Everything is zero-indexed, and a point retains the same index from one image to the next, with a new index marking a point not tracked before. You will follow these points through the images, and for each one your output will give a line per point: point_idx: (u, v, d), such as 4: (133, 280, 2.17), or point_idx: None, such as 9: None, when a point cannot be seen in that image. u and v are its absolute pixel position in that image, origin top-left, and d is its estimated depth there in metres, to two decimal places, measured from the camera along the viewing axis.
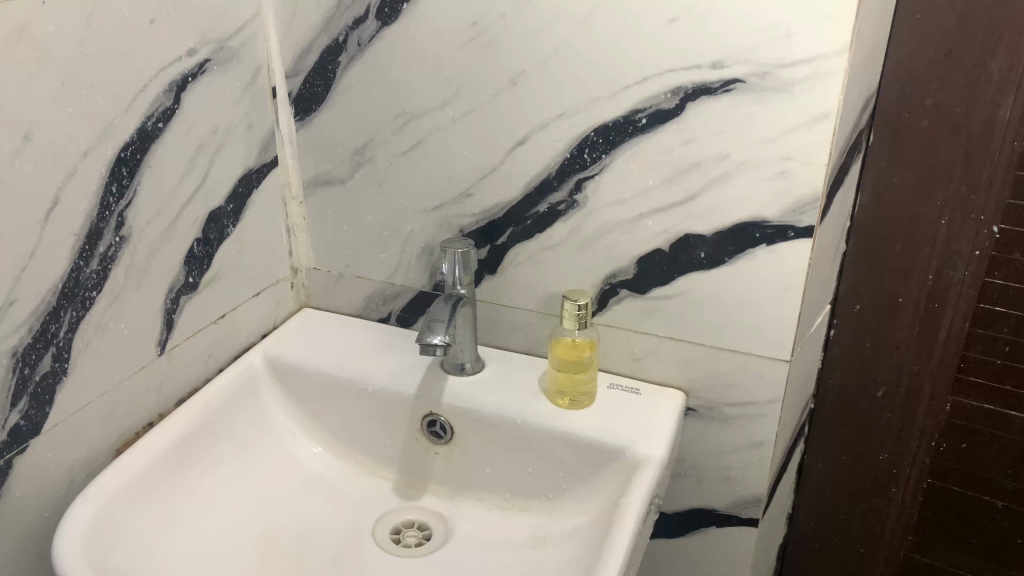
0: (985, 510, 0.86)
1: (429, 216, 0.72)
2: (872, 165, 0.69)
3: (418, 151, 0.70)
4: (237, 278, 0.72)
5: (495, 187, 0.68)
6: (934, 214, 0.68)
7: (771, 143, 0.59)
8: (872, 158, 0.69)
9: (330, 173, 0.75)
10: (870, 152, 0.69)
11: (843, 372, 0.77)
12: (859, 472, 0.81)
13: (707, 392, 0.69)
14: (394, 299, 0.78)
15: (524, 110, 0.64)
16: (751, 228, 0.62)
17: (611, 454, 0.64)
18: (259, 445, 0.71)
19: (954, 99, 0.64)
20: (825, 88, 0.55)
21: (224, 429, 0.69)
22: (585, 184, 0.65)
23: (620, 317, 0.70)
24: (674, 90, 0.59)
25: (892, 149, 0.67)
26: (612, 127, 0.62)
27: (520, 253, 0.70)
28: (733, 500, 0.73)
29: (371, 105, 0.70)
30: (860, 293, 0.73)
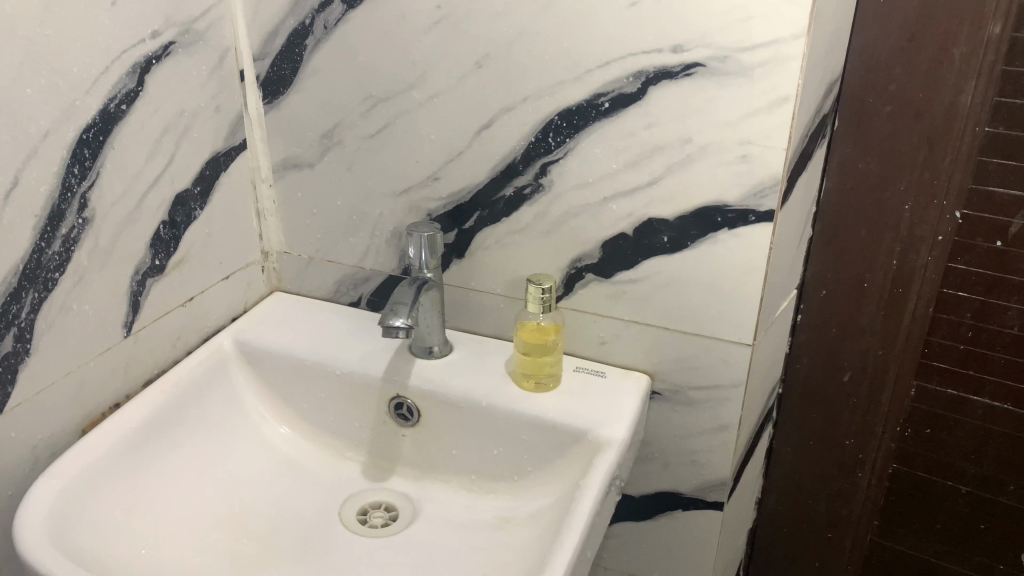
0: (950, 496, 0.82)
1: (397, 200, 0.72)
2: (837, 150, 0.69)
3: (385, 135, 0.70)
4: (205, 261, 0.72)
5: (462, 171, 0.69)
6: (897, 199, 0.69)
7: (732, 127, 0.59)
8: (837, 143, 0.69)
9: (299, 156, 0.75)
10: (835, 138, 0.69)
11: (810, 356, 0.78)
12: (826, 456, 0.82)
13: (672, 375, 0.70)
14: (364, 283, 0.78)
15: (489, 94, 0.65)
16: (713, 212, 0.62)
17: (574, 437, 0.64)
18: (228, 427, 0.72)
19: (917, 84, 0.64)
20: (784, 71, 0.56)
21: (193, 410, 0.69)
22: (550, 168, 0.65)
23: (587, 301, 0.70)
24: (636, 74, 0.60)
25: (856, 134, 0.68)
26: (575, 111, 0.63)
27: (487, 236, 0.71)
28: (698, 483, 0.74)
29: (339, 88, 0.70)
30: (826, 278, 0.74)
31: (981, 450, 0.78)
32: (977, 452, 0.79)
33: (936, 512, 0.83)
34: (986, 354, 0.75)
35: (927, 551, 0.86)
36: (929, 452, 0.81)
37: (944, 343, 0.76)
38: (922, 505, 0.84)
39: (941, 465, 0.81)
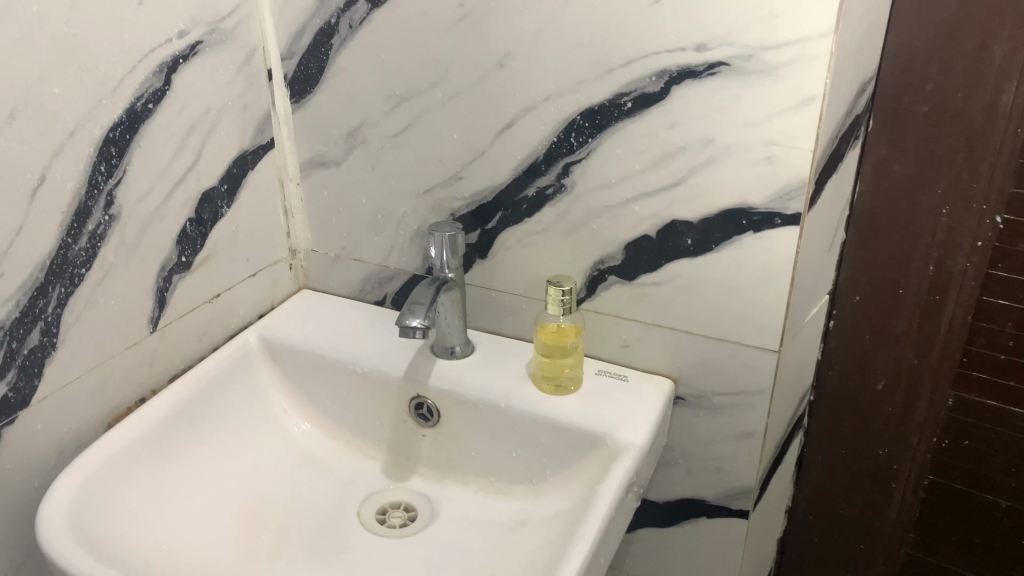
0: (986, 509, 0.77)
1: (421, 199, 0.72)
2: (872, 152, 0.67)
3: (409, 134, 0.70)
4: (232, 257, 0.73)
5: (485, 170, 0.68)
6: (934, 202, 0.66)
7: (756, 128, 0.58)
8: (872, 145, 0.67)
9: (325, 155, 0.75)
10: (869, 140, 0.67)
11: (842, 363, 0.76)
12: (858, 467, 0.79)
13: (696, 380, 0.69)
14: (389, 281, 0.78)
15: (511, 92, 0.64)
16: (738, 214, 0.61)
17: (592, 440, 0.63)
18: (252, 422, 0.73)
19: (955, 84, 0.62)
20: (810, 71, 0.54)
21: (218, 405, 0.70)
22: (572, 168, 0.65)
23: (609, 303, 0.69)
24: (659, 73, 0.59)
25: (892, 136, 0.66)
26: (597, 110, 0.62)
27: (509, 237, 0.70)
28: (723, 491, 0.72)
29: (364, 86, 0.70)
30: (859, 283, 0.72)
31: (1022, 464, 0.74)
32: (1017, 466, 0.74)
33: (975, 527, 0.79)
34: None
35: (966, 566, 0.81)
36: (965, 463, 0.76)
37: (983, 352, 0.71)
38: (960, 519, 0.79)
39: (980, 478, 0.76)
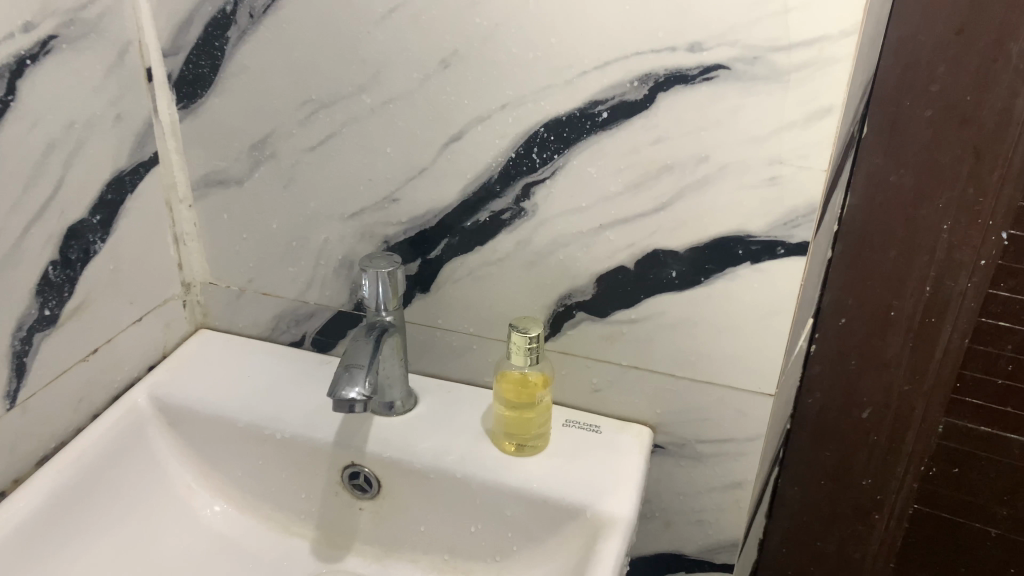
0: (974, 538, 0.72)
1: (347, 224, 0.60)
2: (865, 161, 0.59)
3: (329, 148, 0.57)
4: (112, 302, 0.59)
5: (426, 191, 0.57)
6: (935, 217, 0.59)
7: (760, 143, 0.48)
8: (865, 154, 0.59)
9: (224, 171, 0.62)
10: (863, 147, 0.59)
11: (824, 390, 0.68)
12: (838, 501, 0.73)
13: (678, 428, 0.60)
14: (308, 319, 0.66)
15: (458, 99, 0.53)
16: (733, 244, 0.52)
17: (568, 513, 0.54)
18: (153, 512, 0.60)
19: (964, 86, 0.54)
20: (829, 77, 0.45)
21: (110, 495, 0.57)
22: (534, 189, 0.54)
23: (577, 343, 0.59)
24: (642, 78, 0.48)
25: (889, 143, 0.58)
26: (565, 121, 0.51)
27: (456, 268, 0.59)
28: (705, 545, 0.64)
29: (271, 90, 0.57)
30: (846, 305, 0.64)
31: (1015, 492, 0.69)
32: (1010, 493, 0.69)
33: (961, 555, 0.73)
34: None
35: None
36: (954, 492, 0.70)
37: (980, 378, 0.66)
38: (945, 548, 0.74)
39: (969, 507, 0.71)
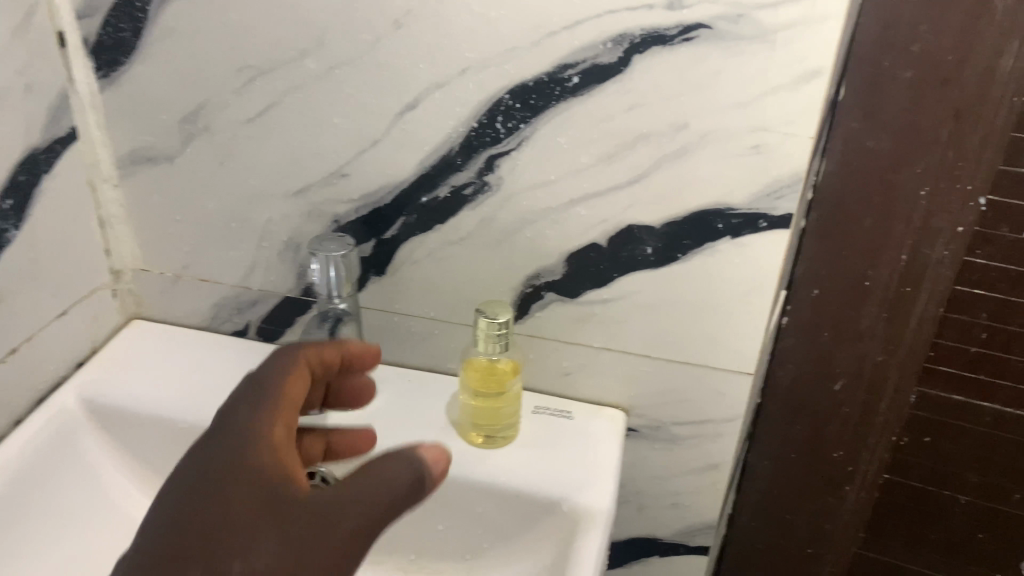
0: (944, 506, 0.71)
1: (292, 203, 0.55)
2: (842, 126, 0.55)
3: (271, 119, 0.52)
4: (31, 297, 0.53)
5: (380, 165, 0.52)
6: (913, 183, 0.56)
7: (743, 109, 0.45)
8: (842, 118, 0.55)
9: (152, 147, 0.56)
10: (839, 111, 0.55)
11: (796, 363, 0.65)
12: (812, 473, 0.70)
13: (653, 410, 0.57)
14: (252, 307, 0.61)
15: (414, 63, 0.48)
16: (713, 217, 0.49)
17: (543, 508, 0.50)
18: (93, 526, 0.55)
19: (947, 45, 0.51)
20: (819, 35, 0.42)
21: (51, 508, 0.53)
22: (498, 162, 0.50)
23: (546, 325, 0.55)
24: (616, 39, 0.44)
25: (866, 107, 0.54)
26: (531, 88, 0.47)
27: (414, 249, 0.55)
28: (681, 529, 0.62)
29: (203, 55, 0.51)
30: (820, 275, 0.61)
31: (987, 459, 0.68)
32: (981, 461, 0.68)
33: (929, 523, 0.73)
34: (1001, 356, 0.64)
35: (915, 561, 0.75)
36: (926, 462, 0.69)
37: (953, 347, 0.64)
38: (914, 516, 0.73)
39: (939, 475, 0.70)
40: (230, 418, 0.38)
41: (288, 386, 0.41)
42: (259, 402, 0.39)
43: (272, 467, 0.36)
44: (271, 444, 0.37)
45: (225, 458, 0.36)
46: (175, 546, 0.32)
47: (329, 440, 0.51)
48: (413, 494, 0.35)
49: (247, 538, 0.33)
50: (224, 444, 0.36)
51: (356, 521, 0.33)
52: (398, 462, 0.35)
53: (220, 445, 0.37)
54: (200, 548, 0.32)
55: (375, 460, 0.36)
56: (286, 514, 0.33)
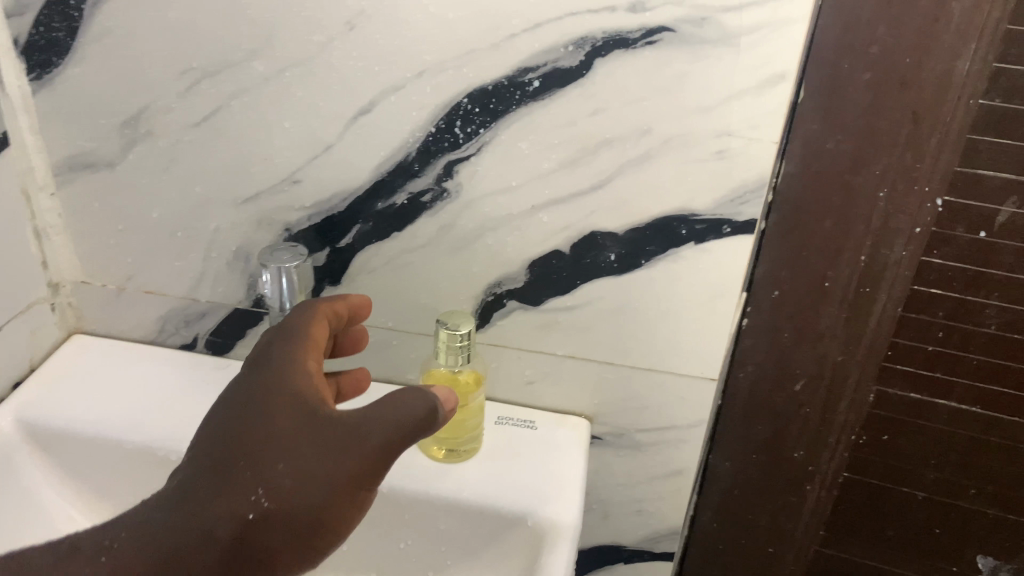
0: (902, 501, 0.71)
1: (241, 211, 0.53)
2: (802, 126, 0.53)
3: (217, 124, 0.50)
4: None
5: (333, 172, 0.50)
6: (872, 185, 0.54)
7: (707, 114, 0.44)
8: (801, 118, 0.53)
9: (91, 153, 0.53)
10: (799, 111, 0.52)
11: (758, 363, 0.63)
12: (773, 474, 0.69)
13: (617, 417, 0.56)
14: (200, 320, 0.59)
15: (368, 66, 0.46)
16: (677, 223, 0.48)
17: (508, 522, 0.49)
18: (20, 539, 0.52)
19: (906, 47, 0.49)
20: (783, 39, 0.41)
21: None
22: (457, 168, 0.48)
23: (508, 334, 0.54)
24: (578, 42, 0.43)
25: (826, 108, 0.52)
26: (491, 91, 0.45)
27: (371, 257, 0.53)
28: (645, 535, 0.62)
29: (144, 57, 0.48)
30: (781, 277, 0.59)
31: (942, 454, 0.68)
32: (937, 457, 0.68)
33: (887, 519, 0.73)
34: (957, 356, 0.64)
35: (874, 559, 0.75)
36: (883, 459, 0.69)
37: (912, 346, 0.64)
38: (873, 513, 0.72)
39: (897, 472, 0.70)
40: (268, 350, 0.41)
41: (316, 325, 0.43)
42: (288, 338, 0.41)
43: (304, 390, 0.38)
44: (302, 372, 0.39)
45: (263, 380, 0.39)
46: (220, 451, 0.36)
47: (339, 382, 0.47)
48: (430, 424, 0.37)
49: (283, 447, 0.36)
50: (259, 371, 0.40)
51: (377, 439, 0.36)
52: (416, 396, 0.37)
53: (258, 371, 0.40)
54: (242, 454, 0.36)
55: (396, 392, 0.38)
56: (320, 423, 0.37)
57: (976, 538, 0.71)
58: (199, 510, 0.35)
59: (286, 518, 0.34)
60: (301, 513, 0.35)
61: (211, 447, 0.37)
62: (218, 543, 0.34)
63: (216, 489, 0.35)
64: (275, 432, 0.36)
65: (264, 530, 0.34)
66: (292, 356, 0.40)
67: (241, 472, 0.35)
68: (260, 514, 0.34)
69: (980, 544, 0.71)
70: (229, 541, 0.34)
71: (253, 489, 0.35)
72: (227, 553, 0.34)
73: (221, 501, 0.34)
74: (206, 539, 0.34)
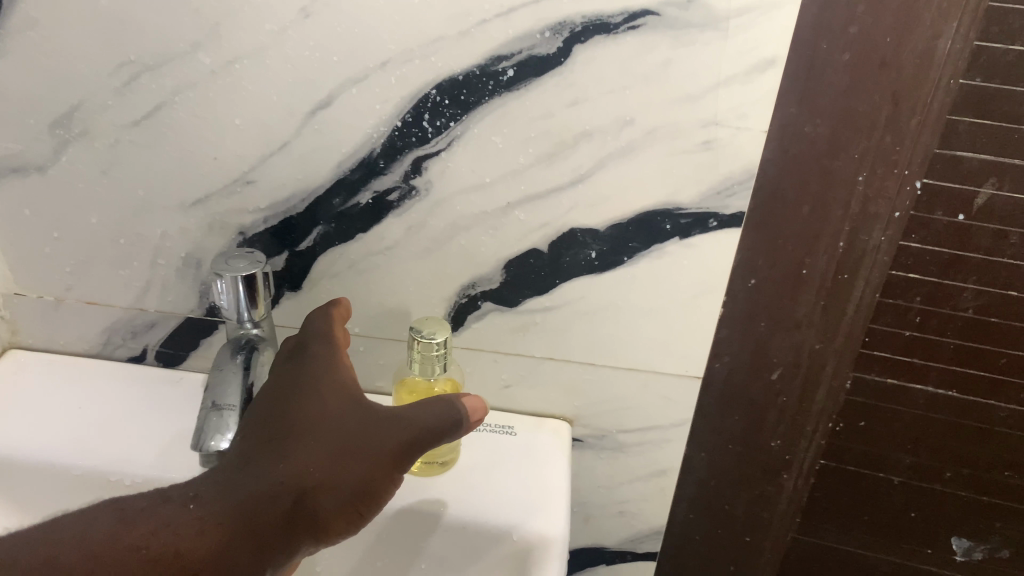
0: (878, 487, 0.70)
1: (191, 214, 0.49)
2: (794, 94, 0.41)
3: (161, 121, 0.45)
4: None
5: (290, 170, 0.46)
6: (850, 168, 0.44)
7: (692, 103, 0.42)
8: (798, 87, 0.41)
9: (16, 156, 0.48)
10: (808, 78, 0.41)
11: (733, 354, 0.51)
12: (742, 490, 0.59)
13: (598, 420, 0.55)
14: (149, 330, 0.55)
15: (325, 56, 0.42)
16: (660, 218, 0.46)
17: (492, 537, 0.47)
18: None
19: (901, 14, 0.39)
20: (773, 23, 0.39)
21: None
22: (426, 164, 0.45)
23: (484, 337, 0.52)
24: (555, 28, 0.40)
25: (812, 78, 0.41)
26: (462, 82, 0.42)
27: (334, 261, 0.49)
28: (627, 536, 0.62)
29: (74, 50, 0.43)
30: (757, 264, 0.47)
31: (919, 441, 0.67)
32: (914, 443, 0.67)
33: (864, 505, 0.72)
34: (933, 341, 0.62)
35: (851, 543, 0.74)
36: (861, 445, 0.68)
37: (888, 331, 0.62)
38: (851, 500, 0.71)
39: (874, 457, 0.69)
40: (310, 341, 0.44)
41: (337, 324, 0.45)
42: (324, 335, 0.44)
43: (347, 382, 0.42)
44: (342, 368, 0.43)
45: (310, 371, 0.42)
46: (274, 431, 0.40)
47: None
48: (460, 427, 0.38)
49: (332, 428, 0.39)
50: (304, 363, 0.43)
51: (410, 430, 0.38)
52: (449, 399, 0.39)
53: (303, 363, 0.43)
54: (294, 433, 0.39)
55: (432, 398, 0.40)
56: (368, 411, 0.40)
57: (951, 520, 0.71)
58: (258, 477, 0.38)
59: (333, 489, 0.37)
60: (346, 484, 0.37)
61: (266, 427, 0.40)
62: (277, 504, 0.37)
63: (274, 460, 0.38)
64: (323, 415, 0.40)
65: (313, 498, 0.37)
66: (332, 352, 0.43)
67: (296, 446, 0.39)
68: (313, 481, 0.37)
69: (953, 525, 0.71)
70: (284, 505, 0.37)
71: (306, 461, 0.38)
72: (284, 515, 0.37)
73: (281, 468, 0.38)
74: (265, 501, 0.37)
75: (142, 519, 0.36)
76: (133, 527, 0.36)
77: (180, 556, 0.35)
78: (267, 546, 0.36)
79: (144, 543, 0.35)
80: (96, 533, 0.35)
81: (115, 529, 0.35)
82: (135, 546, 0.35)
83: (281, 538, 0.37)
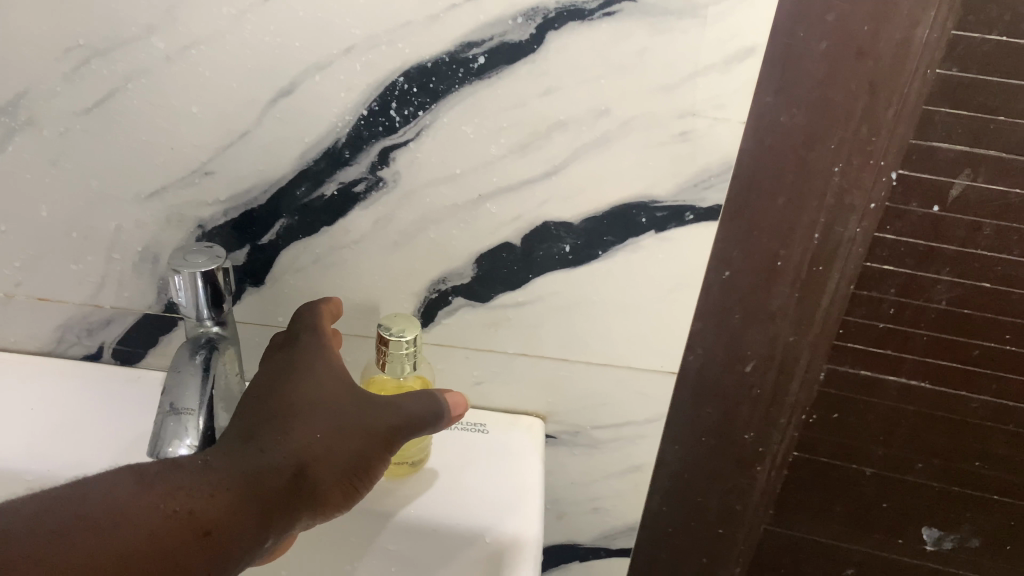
0: (851, 478, 0.70)
1: (146, 207, 0.47)
2: (773, 84, 0.40)
3: (113, 109, 0.43)
4: None
5: (251, 161, 0.44)
6: (826, 160, 0.43)
7: (668, 93, 0.40)
8: (777, 76, 0.40)
9: None
10: (789, 67, 0.40)
11: (705, 348, 0.50)
12: (716, 484, 0.59)
13: (571, 417, 0.54)
14: (104, 328, 0.53)
15: (286, 41, 0.40)
16: (636, 212, 0.44)
17: (464, 539, 0.46)
18: None
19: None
20: (752, 10, 0.37)
21: None
22: (393, 155, 0.43)
23: (454, 333, 0.50)
24: (528, 14, 0.38)
25: (793, 66, 0.40)
26: (430, 69, 0.40)
27: (299, 255, 0.48)
28: (601, 533, 0.61)
29: (17, 33, 0.41)
30: (732, 256, 0.46)
31: (891, 432, 0.67)
32: (886, 434, 0.67)
33: (836, 497, 0.72)
34: (907, 332, 0.62)
35: (822, 534, 0.74)
36: (835, 437, 0.68)
37: (862, 324, 0.61)
38: (824, 492, 0.71)
39: (847, 449, 0.68)
40: (297, 327, 0.44)
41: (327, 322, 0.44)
42: (313, 324, 0.43)
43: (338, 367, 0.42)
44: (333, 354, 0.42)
45: (303, 354, 0.42)
46: (270, 407, 0.39)
47: None
48: (442, 418, 0.41)
49: (328, 406, 0.39)
50: (295, 347, 0.43)
51: (399, 416, 0.40)
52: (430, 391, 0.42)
53: (293, 348, 0.43)
54: (293, 410, 0.39)
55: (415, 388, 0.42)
56: (360, 393, 0.40)
57: (921, 511, 0.71)
58: (262, 448, 0.37)
59: (332, 464, 0.38)
60: (343, 460, 0.38)
61: (262, 404, 0.40)
62: (281, 476, 0.37)
63: (275, 433, 0.38)
64: (320, 393, 0.40)
65: (315, 471, 0.38)
66: (321, 341, 0.43)
67: (296, 422, 0.38)
68: (314, 456, 0.38)
69: (924, 516, 0.72)
70: (288, 477, 0.37)
71: (307, 435, 0.38)
72: (287, 485, 0.37)
73: (282, 441, 0.38)
74: (270, 472, 0.37)
75: (159, 481, 0.35)
76: (150, 489, 0.34)
77: (192, 515, 0.34)
78: (270, 514, 0.36)
79: (163, 504, 0.34)
80: (119, 491, 0.34)
81: (135, 488, 0.34)
82: (157, 504, 0.34)
83: (285, 508, 0.37)
